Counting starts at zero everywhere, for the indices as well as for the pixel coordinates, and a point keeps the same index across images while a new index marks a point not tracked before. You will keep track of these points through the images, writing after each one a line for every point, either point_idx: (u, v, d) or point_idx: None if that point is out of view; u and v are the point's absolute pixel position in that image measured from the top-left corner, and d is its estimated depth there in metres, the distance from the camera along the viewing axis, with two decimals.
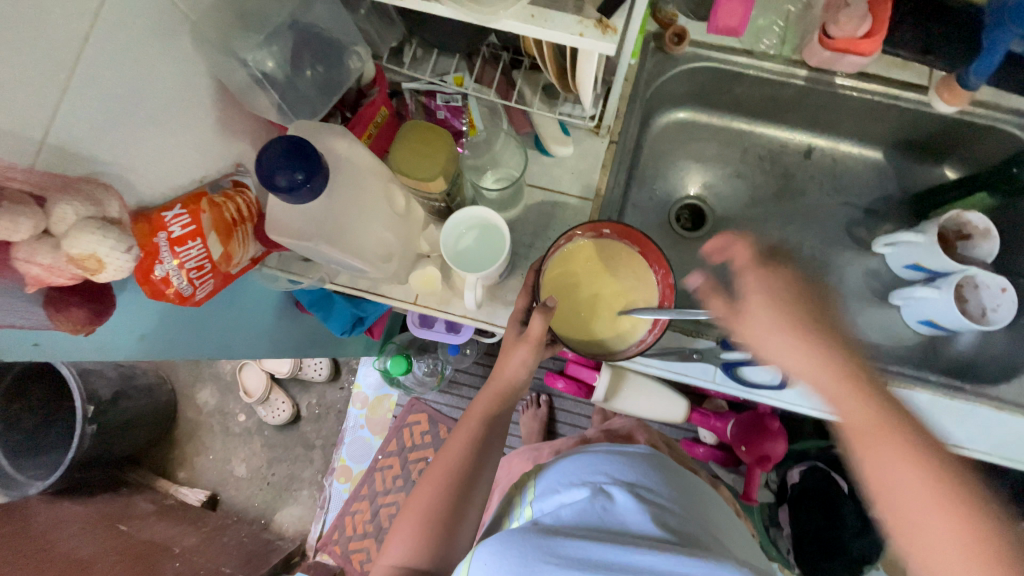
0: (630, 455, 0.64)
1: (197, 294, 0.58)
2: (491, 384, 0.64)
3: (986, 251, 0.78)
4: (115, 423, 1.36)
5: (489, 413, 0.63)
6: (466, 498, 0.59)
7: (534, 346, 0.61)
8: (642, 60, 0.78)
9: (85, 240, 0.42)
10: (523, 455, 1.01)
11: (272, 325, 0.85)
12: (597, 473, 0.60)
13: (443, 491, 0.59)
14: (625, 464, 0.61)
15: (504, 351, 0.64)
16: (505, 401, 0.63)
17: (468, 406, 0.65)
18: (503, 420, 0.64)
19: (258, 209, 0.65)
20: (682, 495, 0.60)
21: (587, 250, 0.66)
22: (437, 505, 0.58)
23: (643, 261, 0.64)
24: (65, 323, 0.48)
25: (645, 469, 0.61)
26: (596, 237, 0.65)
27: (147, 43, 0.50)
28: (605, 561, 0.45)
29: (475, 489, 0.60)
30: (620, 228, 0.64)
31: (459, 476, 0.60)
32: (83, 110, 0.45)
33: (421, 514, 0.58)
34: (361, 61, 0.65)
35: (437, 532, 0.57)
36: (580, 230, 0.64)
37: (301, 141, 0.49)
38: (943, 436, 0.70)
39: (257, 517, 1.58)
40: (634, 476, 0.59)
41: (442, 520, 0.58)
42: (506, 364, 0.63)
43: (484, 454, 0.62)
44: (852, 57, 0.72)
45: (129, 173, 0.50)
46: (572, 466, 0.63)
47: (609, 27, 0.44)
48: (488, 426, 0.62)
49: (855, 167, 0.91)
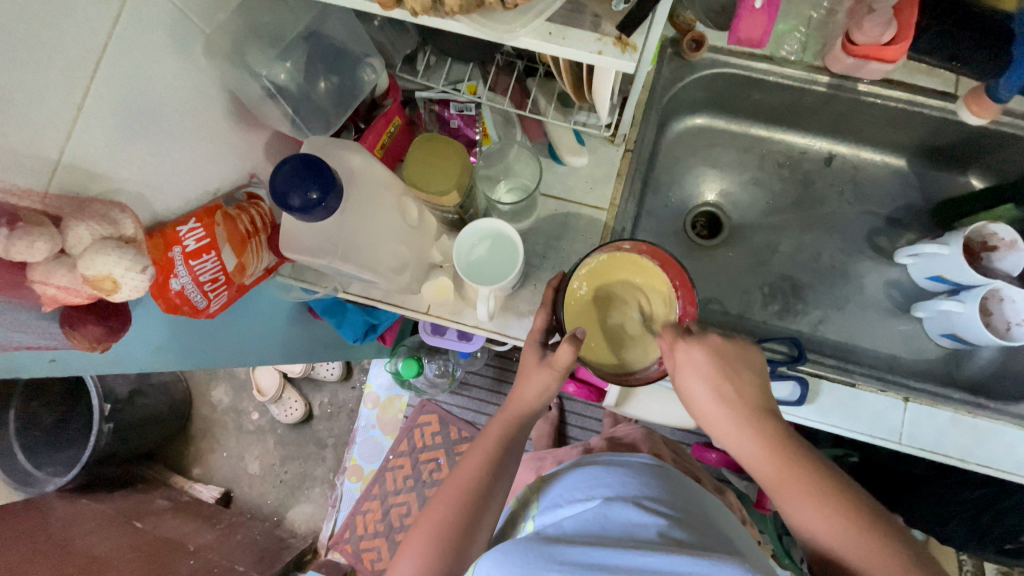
0: (635, 467, 0.63)
1: (210, 305, 0.58)
2: (510, 406, 0.64)
3: (1012, 264, 0.76)
4: (131, 421, 1.38)
5: (506, 436, 0.62)
6: (478, 515, 0.58)
7: (557, 372, 0.60)
8: (659, 66, 0.77)
9: (101, 262, 0.42)
10: (529, 464, 1.01)
11: (284, 332, 0.85)
12: (601, 485, 0.58)
13: (457, 507, 0.57)
14: (628, 475, 0.60)
15: (523, 373, 0.64)
16: (519, 415, 0.63)
17: (485, 427, 0.64)
18: (520, 442, 0.63)
19: (272, 220, 0.65)
20: (691, 502, 0.57)
21: (609, 267, 0.63)
22: (450, 524, 0.56)
23: (663, 276, 0.62)
24: (80, 340, 0.47)
25: (649, 478, 0.60)
26: (613, 253, 0.63)
27: (160, 58, 0.50)
28: (610, 561, 0.44)
29: (487, 511, 0.58)
30: (640, 244, 0.63)
31: (474, 497, 0.58)
32: (98, 128, 0.45)
33: (432, 532, 0.56)
34: (375, 73, 0.65)
35: (447, 552, 0.55)
36: (599, 249, 0.63)
37: (315, 158, 0.49)
38: (965, 454, 0.69)
39: (270, 513, 1.60)
40: (639, 484, 0.58)
41: (455, 539, 0.56)
42: (525, 387, 0.63)
43: (500, 473, 0.60)
44: (875, 64, 0.70)
45: (144, 188, 0.50)
46: (576, 481, 0.62)
47: (629, 45, 0.43)
48: (504, 447, 0.62)
49: (877, 174, 0.89)
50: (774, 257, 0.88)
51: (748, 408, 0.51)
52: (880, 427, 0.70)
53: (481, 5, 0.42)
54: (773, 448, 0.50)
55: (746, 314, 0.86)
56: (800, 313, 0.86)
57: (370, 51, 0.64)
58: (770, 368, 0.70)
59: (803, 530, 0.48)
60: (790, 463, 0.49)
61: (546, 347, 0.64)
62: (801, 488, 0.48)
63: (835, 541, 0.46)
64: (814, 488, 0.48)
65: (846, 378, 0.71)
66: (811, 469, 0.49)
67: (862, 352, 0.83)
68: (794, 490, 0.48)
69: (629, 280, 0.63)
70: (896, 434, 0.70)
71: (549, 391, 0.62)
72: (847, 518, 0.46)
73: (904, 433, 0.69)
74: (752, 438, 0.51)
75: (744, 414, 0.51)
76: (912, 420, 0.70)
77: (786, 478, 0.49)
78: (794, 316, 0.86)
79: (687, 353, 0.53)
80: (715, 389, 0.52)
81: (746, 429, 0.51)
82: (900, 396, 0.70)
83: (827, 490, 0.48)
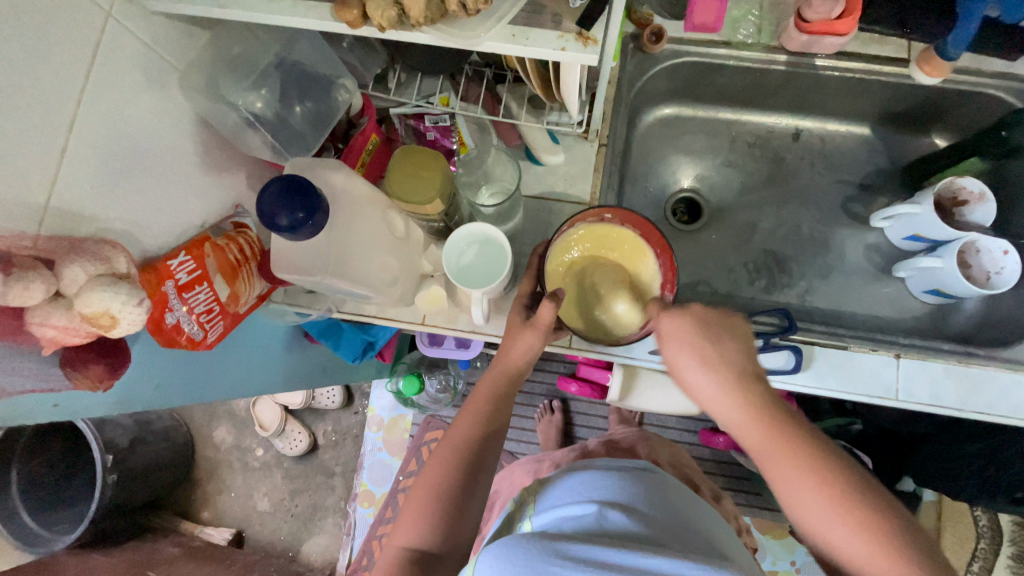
0: (642, 476, 0.61)
1: (208, 337, 0.59)
2: (497, 363, 0.62)
3: (983, 215, 0.78)
4: (135, 470, 1.36)
5: (495, 395, 0.61)
6: (475, 478, 0.58)
7: (542, 332, 0.60)
8: (623, 62, 0.79)
9: (97, 298, 0.43)
10: (527, 467, 1.01)
11: (283, 358, 0.85)
12: (603, 487, 0.57)
13: (451, 469, 0.57)
14: (631, 479, 0.59)
15: (508, 335, 0.63)
16: (514, 384, 0.62)
17: (473, 387, 0.62)
18: (510, 399, 0.62)
19: (260, 247, 0.66)
20: (678, 505, 0.58)
21: (592, 236, 0.66)
22: (448, 485, 0.57)
23: (644, 243, 0.65)
24: (84, 380, 0.48)
25: (648, 484, 0.59)
26: (598, 223, 0.65)
27: (137, 97, 0.51)
28: (612, 561, 0.44)
29: (483, 473, 0.58)
30: (621, 212, 0.64)
31: (467, 459, 0.58)
32: (82, 170, 0.46)
33: (427, 497, 0.56)
34: (349, 92, 0.66)
35: (444, 515, 0.55)
36: (582, 216, 0.64)
37: (298, 178, 0.50)
38: (961, 403, 0.71)
39: (284, 550, 1.58)
40: (638, 489, 0.57)
41: (451, 502, 0.56)
42: (511, 347, 0.62)
43: (493, 433, 0.60)
44: (829, 38, 0.73)
45: (132, 226, 0.51)
46: (577, 481, 0.60)
47: (590, 38, 0.45)
48: (495, 406, 0.61)
49: (845, 144, 0.92)
50: (756, 234, 0.91)
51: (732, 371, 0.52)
52: (876, 385, 0.71)
53: (445, 14, 0.44)
54: (761, 417, 0.50)
55: (735, 292, 0.88)
56: (787, 285, 0.88)
57: (342, 73, 0.65)
58: (764, 339, 0.72)
59: (794, 503, 0.48)
60: (779, 435, 0.49)
61: (530, 309, 0.64)
62: (791, 457, 0.48)
63: (829, 517, 0.46)
64: (805, 459, 0.48)
65: (838, 341, 0.72)
66: (801, 439, 0.49)
67: (852, 317, 0.85)
68: (780, 460, 0.48)
69: (610, 247, 0.66)
70: (892, 390, 0.71)
71: (532, 353, 0.62)
72: (840, 483, 0.46)
73: (900, 389, 0.71)
74: (739, 410, 0.51)
75: (731, 381, 0.51)
76: (906, 375, 0.71)
77: (768, 445, 0.49)
78: (781, 289, 0.87)
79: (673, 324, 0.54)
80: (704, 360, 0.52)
81: (736, 398, 0.51)
82: (891, 353, 0.72)
83: (819, 457, 0.48)
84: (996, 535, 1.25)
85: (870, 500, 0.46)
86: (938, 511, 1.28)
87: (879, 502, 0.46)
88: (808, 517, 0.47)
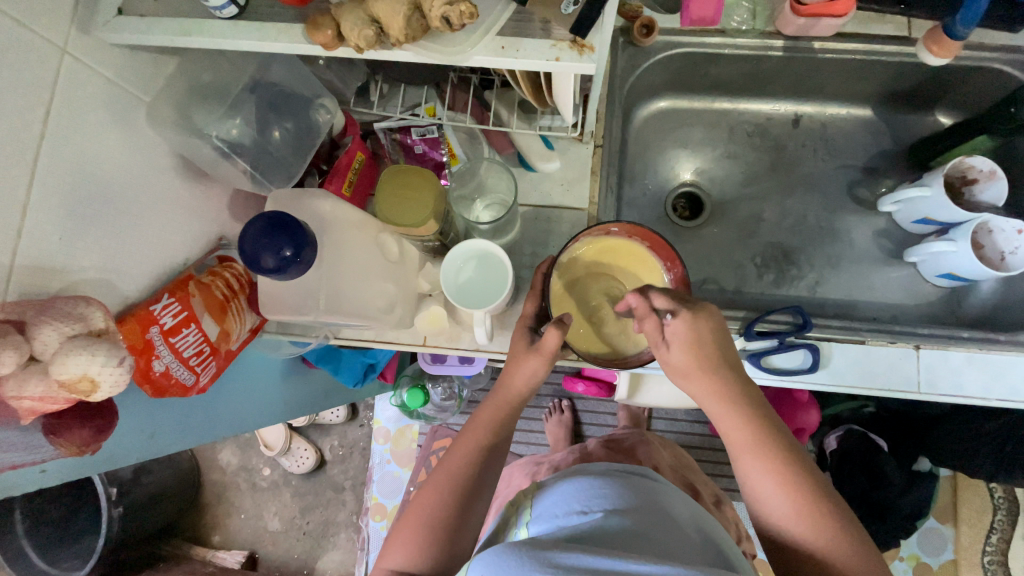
0: (631, 480, 0.57)
1: (200, 380, 0.56)
2: (499, 391, 0.61)
3: (994, 195, 0.76)
4: (141, 500, 1.33)
5: (496, 423, 0.59)
6: (470, 505, 0.55)
7: (547, 358, 0.58)
8: (614, 58, 0.76)
9: (74, 363, 0.39)
10: (526, 469, 0.96)
11: (281, 387, 0.82)
12: (597, 500, 0.53)
13: (447, 494, 0.55)
14: (626, 489, 0.54)
15: (511, 361, 0.60)
16: (515, 411, 0.60)
17: (474, 412, 0.61)
18: (511, 427, 0.60)
19: (250, 279, 0.62)
20: (680, 518, 0.53)
21: (598, 252, 0.63)
22: (441, 510, 0.54)
23: (654, 258, 0.62)
24: (68, 446, 0.45)
25: (644, 495, 0.54)
26: (604, 237, 0.63)
27: (102, 136, 0.48)
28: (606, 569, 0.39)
29: (479, 500, 0.56)
30: (627, 225, 0.61)
31: (463, 485, 0.55)
32: (49, 222, 0.42)
33: (420, 520, 0.54)
34: (330, 112, 0.63)
35: (437, 540, 0.53)
36: (587, 232, 0.62)
37: (282, 214, 0.48)
38: (986, 392, 0.69)
39: (299, 568, 1.57)
40: (633, 501, 0.53)
41: (445, 530, 0.53)
42: (514, 374, 0.59)
43: (493, 460, 0.58)
44: (827, 20, 0.70)
45: (109, 274, 0.48)
46: (567, 493, 0.55)
47: (586, 46, 0.42)
48: (497, 433, 0.59)
49: (846, 127, 0.89)
50: (761, 226, 0.88)
51: (722, 373, 0.51)
52: (898, 379, 0.69)
53: (428, 30, 0.41)
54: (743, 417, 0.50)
55: (743, 288, 0.85)
56: (796, 277, 0.85)
57: (321, 91, 0.62)
58: (778, 339, 0.70)
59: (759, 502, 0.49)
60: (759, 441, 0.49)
61: (536, 332, 0.61)
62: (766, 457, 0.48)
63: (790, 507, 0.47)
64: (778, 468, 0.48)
65: (855, 336, 0.70)
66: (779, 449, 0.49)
67: (864, 306, 0.83)
68: (751, 461, 0.49)
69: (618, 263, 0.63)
70: (914, 383, 0.69)
71: (535, 379, 0.59)
72: (807, 491, 0.47)
73: (922, 381, 0.69)
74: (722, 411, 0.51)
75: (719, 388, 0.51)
76: (928, 366, 0.69)
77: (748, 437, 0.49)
78: (790, 282, 0.85)
79: (681, 326, 0.51)
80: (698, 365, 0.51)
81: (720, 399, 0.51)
82: (911, 344, 0.69)
83: (793, 465, 0.48)
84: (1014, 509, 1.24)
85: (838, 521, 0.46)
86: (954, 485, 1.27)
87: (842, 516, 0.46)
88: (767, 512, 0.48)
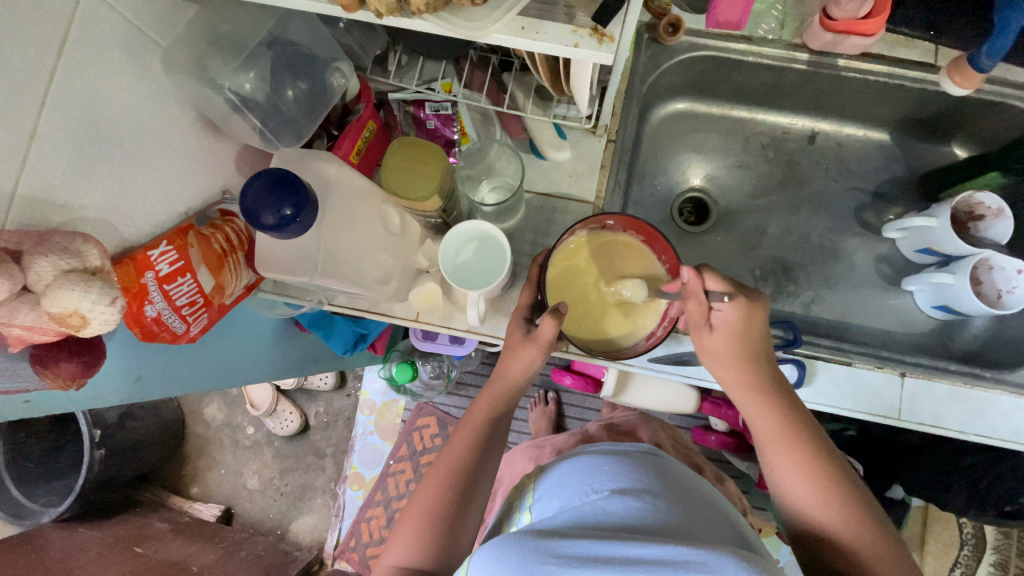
0: (641, 460, 0.57)
1: (190, 329, 0.56)
2: (495, 381, 0.62)
3: (1001, 231, 0.76)
4: (124, 444, 1.34)
5: (493, 413, 0.61)
6: (467, 497, 0.57)
7: (544, 347, 0.58)
8: (636, 53, 0.75)
9: (66, 298, 0.40)
10: (528, 454, 0.96)
11: (272, 347, 0.83)
12: (598, 475, 0.52)
13: (447, 486, 0.57)
14: (628, 465, 0.54)
15: (508, 351, 0.61)
16: (511, 400, 0.62)
17: (470, 405, 0.62)
18: (507, 417, 0.62)
19: (249, 235, 0.62)
20: (695, 497, 0.52)
21: (593, 243, 0.64)
22: (441, 504, 0.56)
23: (649, 251, 0.63)
24: (53, 378, 0.45)
25: (646, 470, 0.54)
26: (599, 230, 0.63)
27: (115, 77, 0.48)
28: (607, 553, 0.38)
29: (477, 492, 0.58)
30: (623, 218, 0.62)
31: (462, 476, 0.57)
32: (55, 154, 0.43)
33: (422, 514, 0.56)
34: (345, 77, 0.63)
35: (438, 532, 0.55)
36: (583, 224, 0.62)
37: (286, 173, 0.48)
38: (964, 426, 0.69)
39: (273, 528, 1.57)
40: (638, 475, 0.52)
41: (444, 523, 0.55)
42: (511, 363, 0.60)
43: (488, 451, 0.60)
44: (854, 39, 0.69)
45: (109, 214, 0.48)
46: (569, 473, 0.55)
47: (606, 35, 0.41)
48: (492, 425, 0.61)
49: (861, 149, 0.89)
50: (764, 240, 0.88)
51: (755, 362, 0.55)
52: (879, 404, 0.70)
53: (449, 3, 0.41)
54: (779, 407, 0.53)
55: None
56: (793, 294, 0.85)
57: (338, 55, 0.61)
58: None
59: (788, 492, 0.52)
60: (792, 428, 0.52)
61: (531, 322, 0.62)
62: (790, 447, 0.52)
63: (813, 496, 0.50)
64: (809, 457, 0.51)
65: (842, 357, 0.71)
66: (811, 437, 0.52)
67: (857, 329, 0.83)
68: (782, 448, 0.52)
69: (615, 257, 0.64)
70: (895, 410, 0.70)
71: (531, 368, 0.60)
72: (838, 482, 0.50)
73: (903, 409, 0.70)
74: (756, 399, 0.54)
75: (755, 376, 0.54)
76: (910, 395, 0.70)
77: (776, 433, 0.53)
78: (787, 298, 0.85)
79: (735, 307, 0.54)
80: (739, 353, 0.55)
81: (751, 387, 0.55)
82: (897, 372, 0.70)
83: (814, 453, 0.51)
84: (981, 545, 1.25)
85: (858, 501, 0.49)
86: (925, 516, 1.28)
87: (860, 497, 0.50)
88: (793, 499, 0.51)
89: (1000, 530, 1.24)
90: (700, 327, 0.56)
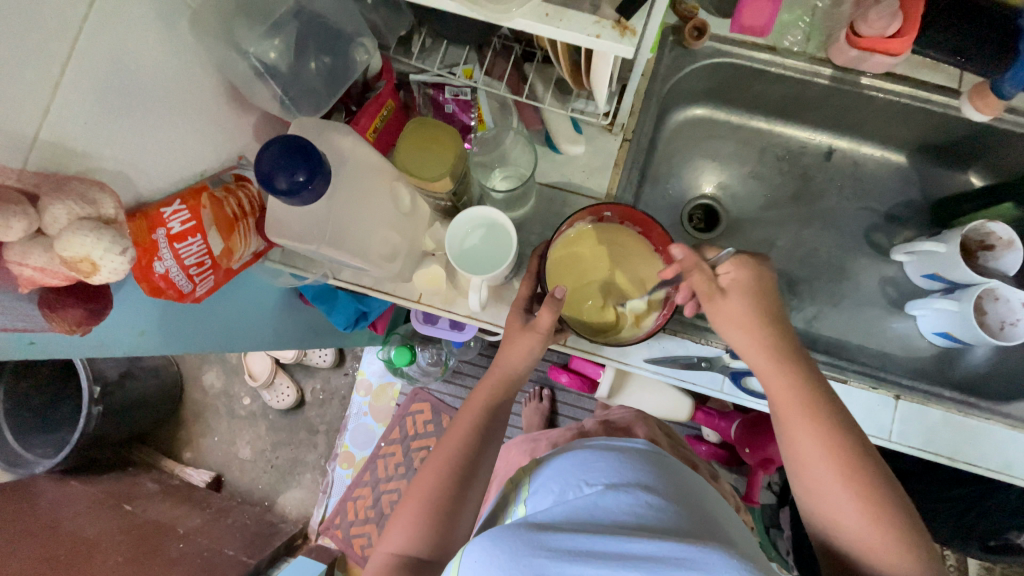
0: (635, 454, 0.57)
1: (196, 290, 0.57)
2: (494, 371, 0.62)
3: (1010, 263, 0.75)
4: (122, 403, 1.36)
5: (491, 403, 0.62)
6: (465, 486, 0.57)
7: (542, 336, 0.60)
8: (659, 55, 0.75)
9: (79, 243, 0.40)
10: (522, 448, 0.97)
11: (273, 315, 0.84)
12: (593, 470, 0.53)
13: (444, 474, 0.58)
14: (622, 461, 0.55)
15: (506, 339, 0.62)
16: (510, 390, 0.63)
17: (469, 397, 0.63)
18: (506, 407, 0.63)
19: (261, 203, 0.63)
20: (694, 497, 0.52)
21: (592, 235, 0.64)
22: (438, 491, 0.57)
23: (647, 244, 0.64)
24: (60, 323, 0.47)
25: (641, 465, 0.54)
26: (598, 222, 0.64)
27: (141, 33, 0.48)
28: (600, 549, 0.38)
29: (475, 481, 0.58)
30: (620, 209, 0.63)
31: (459, 463, 0.58)
32: (80, 103, 0.43)
33: (421, 502, 0.56)
34: (368, 53, 0.63)
35: (437, 521, 0.56)
36: (583, 214, 0.63)
37: (301, 140, 0.49)
38: (954, 453, 0.69)
39: (261, 499, 1.58)
40: (631, 472, 0.52)
41: (441, 510, 0.56)
42: (511, 351, 0.61)
43: (485, 441, 0.60)
44: (879, 57, 0.69)
45: (128, 168, 0.48)
46: (564, 467, 0.56)
47: (629, 28, 0.42)
48: (490, 414, 0.61)
49: (877, 169, 0.89)
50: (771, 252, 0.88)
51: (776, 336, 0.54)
52: (870, 424, 0.70)
53: None
54: (801, 381, 0.52)
55: None
56: (795, 308, 0.85)
57: (363, 30, 0.62)
58: None
59: (805, 469, 0.50)
60: (811, 401, 0.51)
61: (529, 312, 0.63)
62: (808, 422, 0.51)
63: (829, 478, 0.49)
64: (828, 435, 0.50)
65: (838, 374, 0.71)
66: (831, 417, 0.51)
67: (856, 348, 0.83)
68: (802, 422, 0.51)
69: (614, 248, 0.64)
70: (886, 431, 0.70)
71: (532, 356, 0.61)
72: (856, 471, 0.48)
73: (894, 431, 0.70)
74: (775, 367, 0.53)
75: (779, 347, 0.53)
76: (903, 417, 0.70)
77: (789, 407, 0.52)
78: (789, 312, 0.85)
79: (733, 268, 0.55)
80: (759, 316, 0.54)
81: (770, 358, 0.53)
82: (891, 394, 0.70)
83: (836, 432, 0.50)
84: None
85: (881, 488, 0.48)
86: None
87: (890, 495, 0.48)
88: (809, 477, 0.50)
89: (983, 563, 1.23)
90: (710, 295, 0.56)
